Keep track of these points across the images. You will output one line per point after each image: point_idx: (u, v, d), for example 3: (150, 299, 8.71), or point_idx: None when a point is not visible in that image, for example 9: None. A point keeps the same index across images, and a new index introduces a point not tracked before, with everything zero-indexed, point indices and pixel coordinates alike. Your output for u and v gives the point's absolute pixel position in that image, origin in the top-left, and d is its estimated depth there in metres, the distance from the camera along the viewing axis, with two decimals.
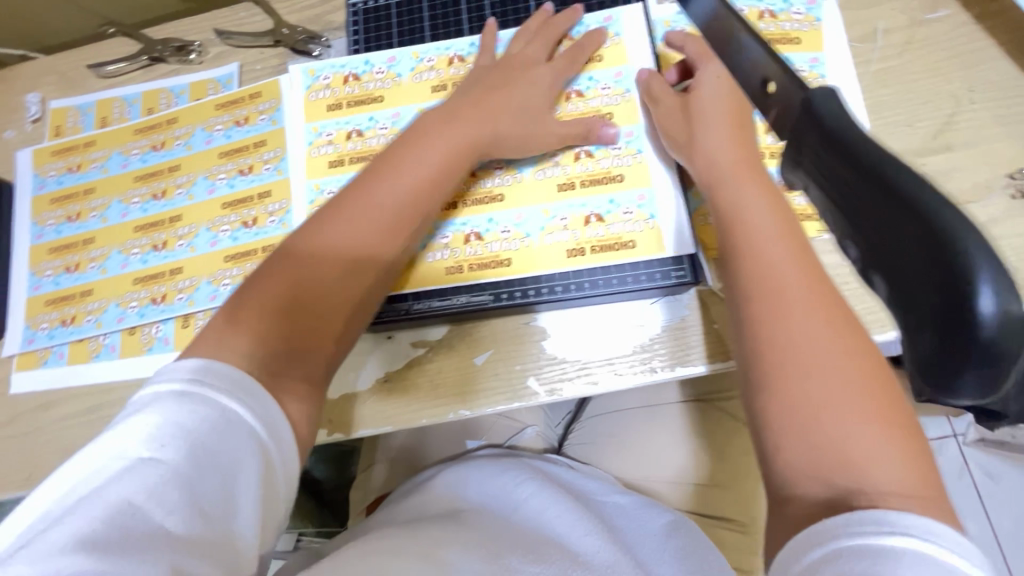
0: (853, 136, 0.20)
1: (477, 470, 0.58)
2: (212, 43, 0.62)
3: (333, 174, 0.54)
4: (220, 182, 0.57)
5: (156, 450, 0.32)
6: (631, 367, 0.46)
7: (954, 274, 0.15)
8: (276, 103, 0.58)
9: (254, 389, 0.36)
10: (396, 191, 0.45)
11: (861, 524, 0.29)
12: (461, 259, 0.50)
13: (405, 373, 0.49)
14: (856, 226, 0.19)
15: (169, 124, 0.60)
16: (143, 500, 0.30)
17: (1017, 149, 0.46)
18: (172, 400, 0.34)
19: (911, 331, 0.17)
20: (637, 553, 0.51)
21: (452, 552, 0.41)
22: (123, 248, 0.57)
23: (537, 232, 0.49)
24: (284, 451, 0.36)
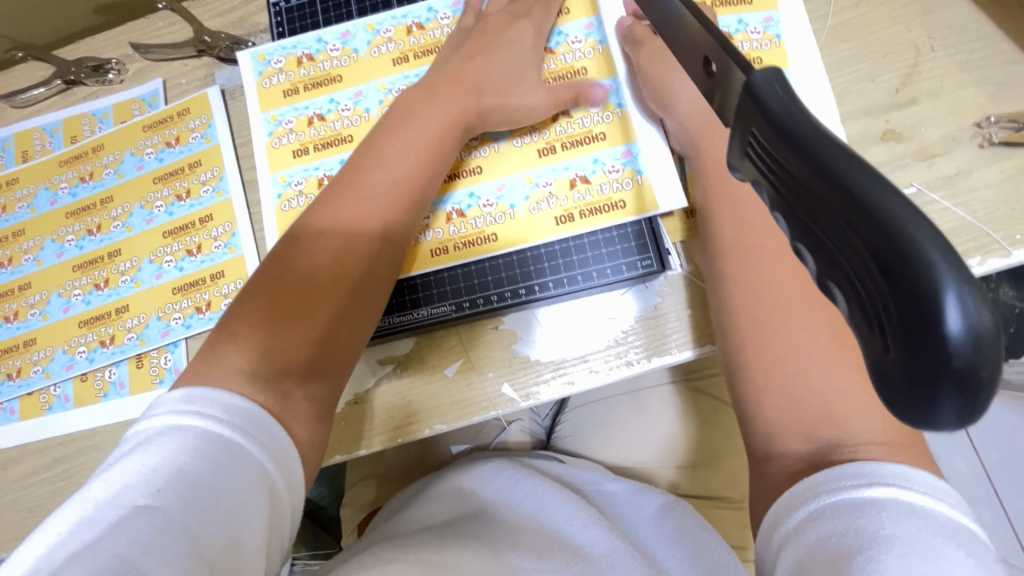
0: (800, 122, 0.18)
1: (471, 470, 0.56)
2: (131, 59, 0.57)
3: (298, 166, 0.49)
4: (158, 211, 0.53)
5: (152, 494, 0.30)
6: (606, 363, 0.45)
7: (919, 288, 0.14)
8: (207, 118, 0.54)
9: (257, 419, 0.35)
10: (370, 189, 0.43)
11: (839, 480, 0.28)
12: (444, 239, 0.47)
13: (374, 393, 0.47)
14: (811, 229, 0.17)
15: (96, 152, 0.56)
16: (138, 553, 0.27)
17: (982, 97, 0.44)
18: (170, 438, 0.32)
19: (876, 354, 0.15)
20: (643, 535, 0.49)
21: (454, 558, 0.40)
22: (63, 290, 0.53)
23: (521, 202, 0.47)
24: (289, 485, 0.35)
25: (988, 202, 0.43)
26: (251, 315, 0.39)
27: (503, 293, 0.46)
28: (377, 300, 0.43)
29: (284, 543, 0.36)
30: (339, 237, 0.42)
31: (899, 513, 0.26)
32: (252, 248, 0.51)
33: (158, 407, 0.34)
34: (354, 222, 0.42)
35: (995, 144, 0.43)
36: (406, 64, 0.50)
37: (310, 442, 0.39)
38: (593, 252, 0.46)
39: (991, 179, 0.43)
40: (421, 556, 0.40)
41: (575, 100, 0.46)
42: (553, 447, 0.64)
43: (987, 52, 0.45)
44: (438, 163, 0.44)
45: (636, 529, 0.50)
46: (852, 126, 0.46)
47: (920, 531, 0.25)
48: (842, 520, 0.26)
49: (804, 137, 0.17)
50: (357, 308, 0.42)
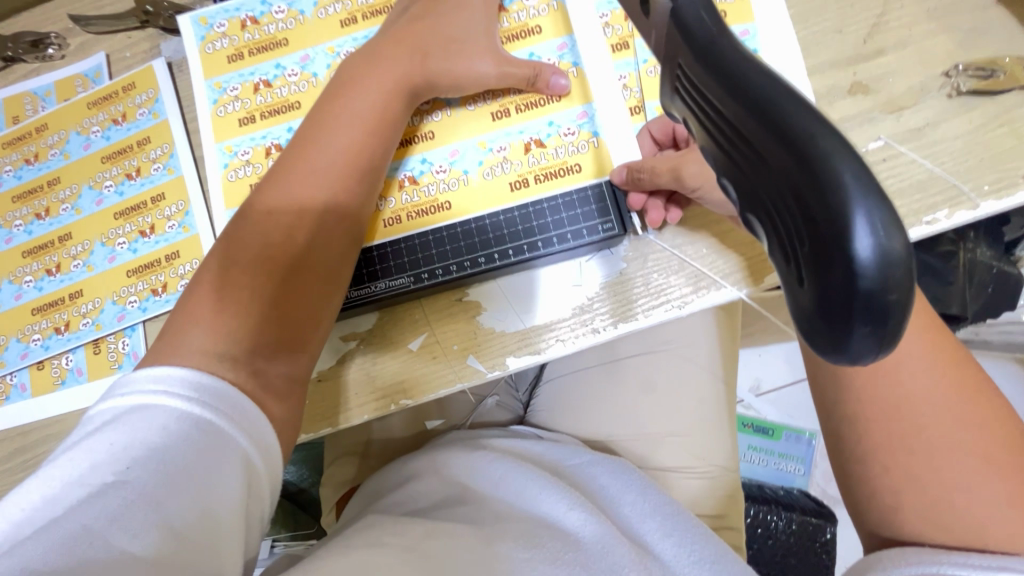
0: (718, 45, 0.17)
1: (459, 455, 0.54)
2: (71, 32, 0.54)
3: (244, 135, 0.47)
4: (107, 191, 0.51)
5: (121, 471, 0.29)
6: (573, 331, 0.44)
7: (828, 210, 0.13)
8: (154, 93, 0.52)
9: (226, 393, 0.34)
10: (321, 157, 0.41)
11: (969, 557, 0.31)
12: (401, 212, 0.46)
13: (338, 370, 0.46)
14: (732, 162, 0.16)
15: (40, 132, 0.53)
16: (104, 525, 0.27)
17: (951, 44, 0.43)
18: (136, 415, 0.31)
19: (794, 287, 0.14)
20: (622, 510, 0.48)
21: (441, 545, 0.40)
22: (14, 278, 0.51)
23: (475, 167, 0.46)
24: (266, 460, 0.34)
25: (956, 153, 0.42)
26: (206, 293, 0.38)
27: (462, 262, 0.45)
28: (340, 272, 0.42)
29: (264, 516, 0.35)
30: (292, 209, 0.40)
31: None
32: (204, 225, 0.49)
33: (127, 385, 0.33)
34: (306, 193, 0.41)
35: (963, 93, 0.42)
36: (355, 26, 0.48)
37: (285, 419, 0.38)
38: (555, 216, 0.44)
39: (960, 128, 0.42)
40: (406, 541, 0.40)
41: (532, 79, 0.44)
42: (529, 421, 0.63)
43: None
44: (385, 125, 0.43)
45: (614, 503, 0.49)
46: (819, 80, 0.44)
47: None
48: None
49: (723, 62, 0.16)
50: (314, 281, 0.40)
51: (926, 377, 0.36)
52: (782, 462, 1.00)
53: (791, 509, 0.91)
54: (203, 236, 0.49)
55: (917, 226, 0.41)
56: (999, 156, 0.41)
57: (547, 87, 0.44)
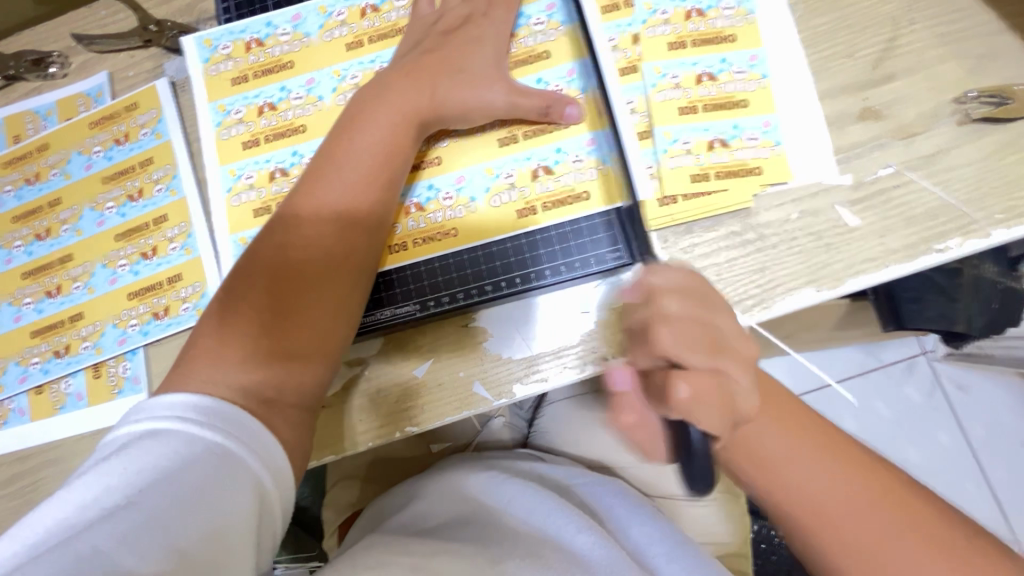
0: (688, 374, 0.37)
1: (469, 475, 0.53)
2: (74, 51, 0.54)
3: (249, 159, 0.47)
4: (109, 212, 0.51)
5: (131, 494, 0.29)
6: (580, 359, 0.43)
7: None
8: (157, 113, 0.51)
9: (236, 418, 0.34)
10: (331, 188, 0.41)
11: None
12: (408, 241, 0.45)
13: (343, 396, 0.45)
14: None
15: (40, 152, 0.53)
16: (112, 547, 0.27)
17: (962, 70, 0.43)
18: (149, 437, 0.32)
19: None
20: (629, 533, 0.48)
21: (446, 563, 0.39)
22: (13, 299, 0.51)
23: (481, 194, 0.45)
24: (277, 481, 0.34)
25: (968, 180, 0.41)
26: (220, 320, 0.38)
27: (468, 290, 0.44)
28: (350, 299, 0.41)
29: (274, 538, 0.34)
30: (303, 238, 0.40)
31: None
32: (208, 247, 0.48)
33: (141, 410, 0.33)
34: (316, 223, 0.41)
35: (975, 120, 0.42)
36: (361, 50, 0.47)
37: (296, 443, 0.37)
38: (563, 244, 0.44)
39: (971, 156, 0.42)
40: (415, 560, 0.40)
41: (546, 111, 0.44)
42: (532, 443, 0.62)
43: (965, 25, 0.44)
44: (395, 155, 0.42)
45: (621, 523, 0.49)
46: (829, 105, 0.44)
47: None
48: None
49: None
50: (324, 309, 0.39)
51: None
52: None
53: None
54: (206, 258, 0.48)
55: (930, 255, 0.41)
56: (1010, 184, 0.41)
57: (561, 118, 0.44)
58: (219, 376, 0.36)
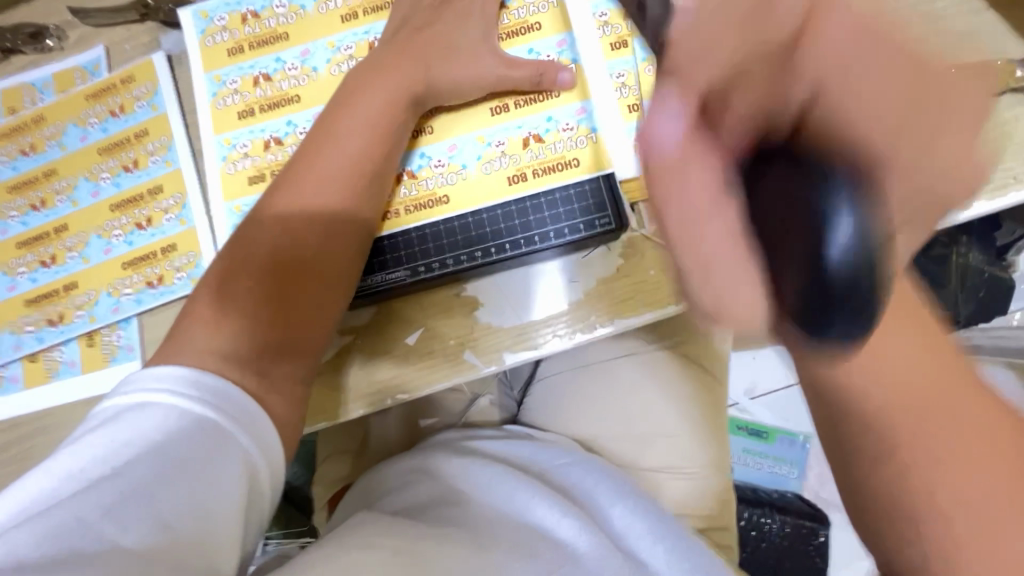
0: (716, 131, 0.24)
1: (451, 459, 0.54)
2: (70, 25, 0.54)
3: (244, 127, 0.48)
4: (104, 183, 0.51)
5: (119, 465, 0.30)
6: (569, 328, 0.44)
7: None
8: (153, 86, 0.52)
9: (226, 392, 0.34)
10: (323, 164, 0.42)
11: None
12: (400, 207, 0.46)
13: (335, 364, 0.46)
14: None
15: (36, 124, 0.53)
16: (98, 517, 0.27)
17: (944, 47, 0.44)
18: (138, 410, 0.32)
19: None
20: (613, 517, 0.48)
21: (432, 548, 0.40)
22: (8, 269, 0.51)
23: (473, 162, 0.46)
24: (267, 459, 0.35)
25: None
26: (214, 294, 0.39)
27: (459, 256, 0.45)
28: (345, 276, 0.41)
29: (263, 517, 0.35)
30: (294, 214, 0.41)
31: None
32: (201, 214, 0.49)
33: (130, 383, 0.34)
34: (306, 201, 0.41)
35: None
36: (355, 23, 0.48)
37: (284, 416, 0.38)
38: (551, 212, 0.45)
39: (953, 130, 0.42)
40: (399, 542, 0.40)
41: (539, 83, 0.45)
42: (521, 420, 0.63)
43: (948, 4, 0.44)
44: (388, 131, 0.43)
45: (602, 508, 0.48)
46: None
47: None
48: None
49: None
50: (321, 284, 0.40)
51: None
52: (776, 466, 0.99)
53: (785, 512, 0.94)
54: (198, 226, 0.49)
55: None
56: (991, 158, 0.42)
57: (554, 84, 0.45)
58: (211, 346, 0.36)
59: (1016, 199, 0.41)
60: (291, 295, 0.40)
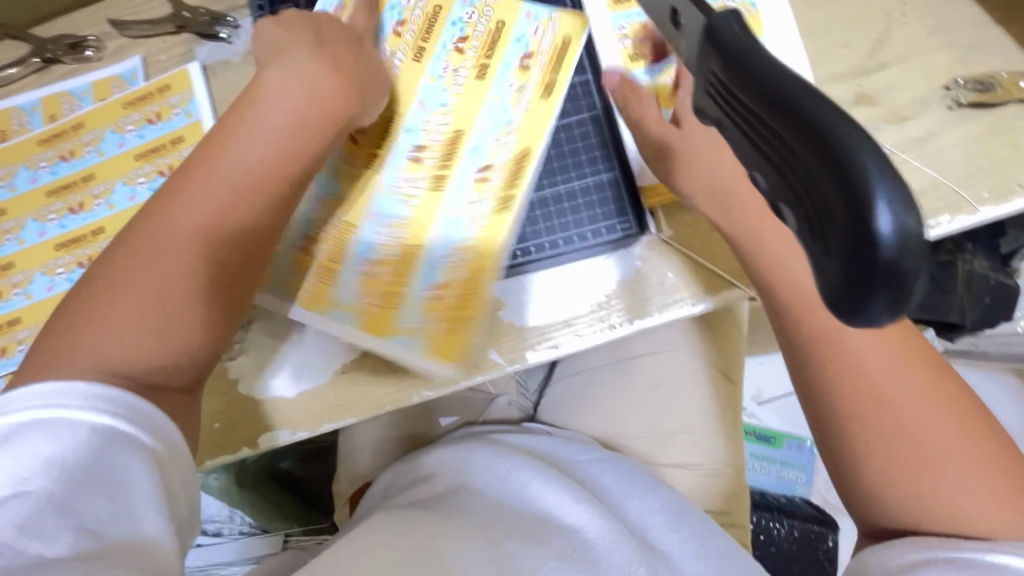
0: (750, 56, 0.19)
1: (469, 450, 0.55)
2: (109, 36, 0.57)
3: (324, 185, 0.47)
4: (141, 187, 0.53)
5: (18, 482, 0.29)
6: (590, 327, 0.46)
7: (856, 199, 0.15)
8: (188, 94, 0.54)
9: (128, 401, 0.32)
10: (218, 180, 0.37)
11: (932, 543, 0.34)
12: (487, 208, 0.46)
13: (362, 362, 0.47)
14: (768, 157, 0.18)
15: (75, 130, 0.55)
16: (15, 535, 0.28)
17: (950, 60, 0.46)
18: (24, 426, 0.30)
19: (821, 260, 0.16)
20: (629, 509, 0.49)
21: (451, 544, 0.41)
22: (46, 269, 0.53)
23: (511, 114, 0.48)
24: (175, 458, 0.33)
25: (956, 161, 0.44)
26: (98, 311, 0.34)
27: (555, 237, 0.47)
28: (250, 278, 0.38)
29: (194, 503, 0.35)
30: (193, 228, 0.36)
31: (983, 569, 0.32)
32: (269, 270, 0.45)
33: (1, 408, 0.30)
34: (211, 213, 0.37)
35: (963, 106, 0.45)
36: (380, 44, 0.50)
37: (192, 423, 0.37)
38: (580, 128, 0.49)
39: (960, 138, 0.44)
40: (417, 540, 0.41)
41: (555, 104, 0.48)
42: (539, 419, 0.65)
43: (953, 18, 0.46)
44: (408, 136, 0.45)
45: (619, 502, 0.50)
46: (827, 90, 0.46)
47: None
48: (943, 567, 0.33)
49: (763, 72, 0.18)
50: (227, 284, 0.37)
51: (923, 376, 0.38)
52: (783, 471, 1.00)
53: (793, 516, 0.94)
54: (265, 282, 0.45)
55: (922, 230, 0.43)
56: (997, 165, 0.43)
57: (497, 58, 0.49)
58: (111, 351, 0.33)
59: (1021, 205, 0.43)
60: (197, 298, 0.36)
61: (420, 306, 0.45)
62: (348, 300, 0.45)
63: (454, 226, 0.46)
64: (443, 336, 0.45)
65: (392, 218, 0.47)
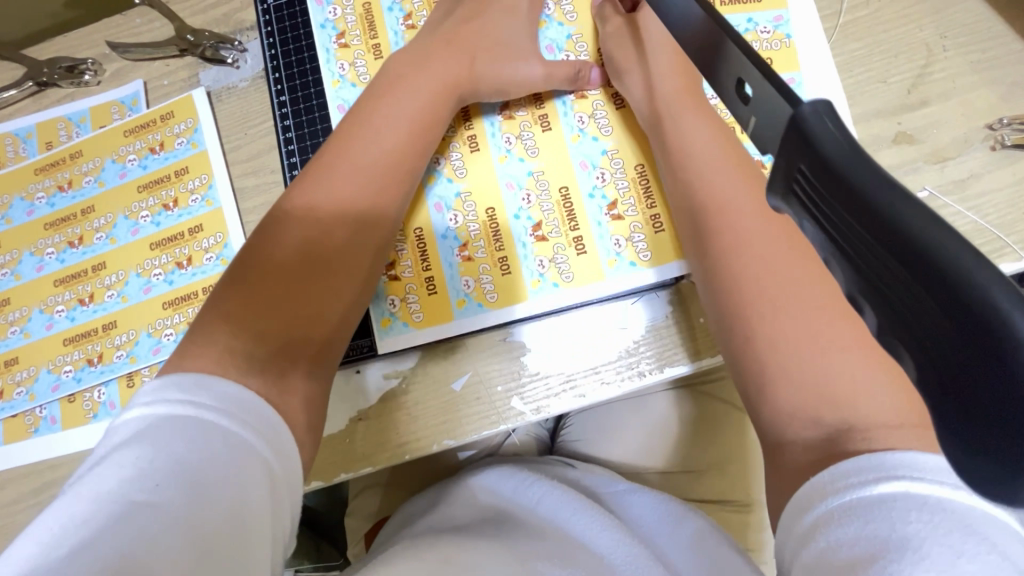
0: (856, 173, 0.17)
1: (484, 474, 0.54)
2: (108, 58, 0.54)
3: (447, 187, 0.48)
4: (144, 221, 0.51)
5: (150, 488, 0.28)
6: (617, 375, 0.44)
7: (1009, 369, 0.14)
8: (193, 122, 0.51)
9: (250, 405, 0.32)
10: (312, 204, 0.41)
11: (844, 478, 0.28)
12: (606, 112, 0.48)
13: (383, 409, 0.45)
14: (881, 293, 0.17)
15: (73, 159, 0.52)
16: (142, 547, 0.25)
17: (994, 97, 0.44)
18: (162, 424, 0.30)
19: (955, 421, 0.15)
20: (657, 540, 0.48)
21: (476, 556, 0.39)
22: (45, 306, 0.51)
23: (569, 36, 0.51)
24: (289, 475, 0.33)
25: (1000, 205, 0.42)
26: (234, 312, 0.37)
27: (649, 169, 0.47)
28: (349, 270, 0.41)
29: (285, 546, 0.33)
30: (280, 240, 0.39)
31: (907, 508, 0.25)
32: (444, 286, 0.46)
33: (148, 396, 0.31)
34: (297, 221, 0.40)
35: (1007, 147, 0.43)
36: (385, 49, 0.51)
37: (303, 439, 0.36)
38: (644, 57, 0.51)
39: (1003, 181, 0.43)
40: (440, 555, 0.39)
41: (574, 76, 0.47)
42: (558, 450, 0.63)
43: (998, 53, 0.45)
44: (428, 136, 0.45)
45: (646, 532, 0.49)
46: (864, 128, 0.45)
47: (926, 527, 0.24)
48: (846, 524, 0.26)
49: (869, 194, 0.17)
50: (332, 278, 0.40)
51: None
52: None
53: None
54: (449, 296, 0.46)
55: None
56: None
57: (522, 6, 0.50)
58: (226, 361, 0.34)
59: None
60: (308, 291, 0.39)
61: (610, 230, 0.46)
62: (541, 268, 0.46)
63: (593, 147, 0.48)
64: (655, 241, 0.45)
65: (533, 175, 0.47)
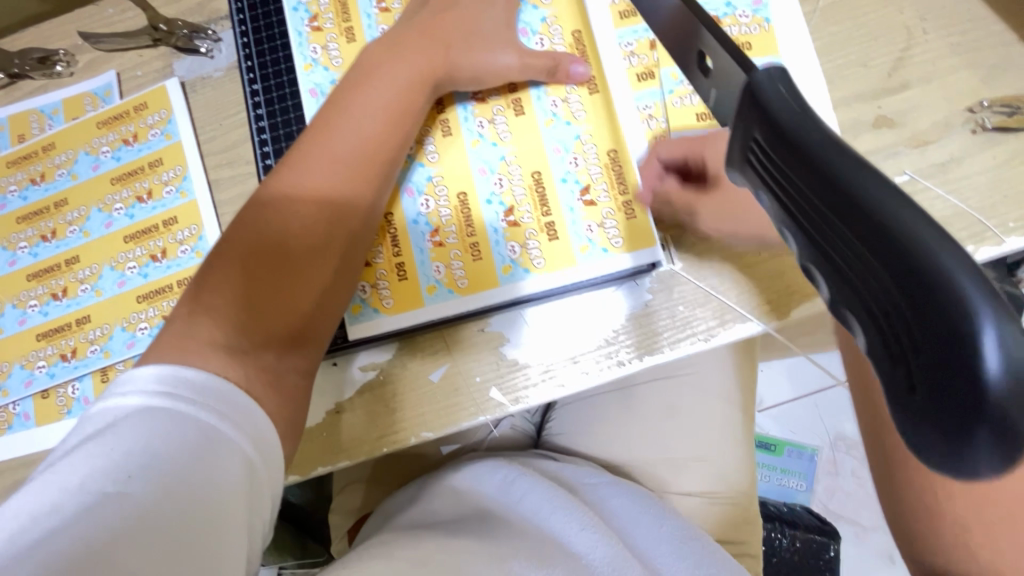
0: (808, 141, 0.17)
1: (466, 468, 0.53)
2: (80, 49, 0.53)
3: (420, 172, 0.47)
4: (117, 213, 0.50)
5: (122, 480, 0.27)
6: (597, 363, 0.44)
7: (954, 333, 0.15)
8: (167, 113, 0.51)
9: (228, 396, 0.32)
10: (285, 189, 0.40)
11: None
12: (579, 97, 0.47)
13: (360, 401, 0.45)
14: (835, 262, 0.18)
15: (46, 151, 0.52)
16: (110, 541, 0.25)
17: (975, 80, 0.43)
18: (138, 415, 0.29)
19: (901, 387, 0.16)
20: (636, 538, 0.47)
21: (454, 559, 0.38)
22: (17, 301, 0.50)
23: (543, 17, 0.49)
24: (269, 468, 0.32)
25: (980, 188, 0.42)
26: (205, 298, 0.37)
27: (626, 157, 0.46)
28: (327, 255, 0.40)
29: (264, 539, 0.33)
30: (251, 226, 0.39)
31: None
32: (415, 273, 0.45)
33: (126, 384, 0.31)
34: (270, 206, 0.39)
35: (988, 129, 0.42)
36: (358, 34, 0.50)
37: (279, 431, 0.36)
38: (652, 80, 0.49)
39: (984, 164, 0.42)
40: (418, 555, 0.38)
41: (552, 67, 0.46)
42: (545, 443, 0.62)
43: (979, 35, 0.44)
44: (406, 123, 0.44)
45: (627, 528, 0.48)
46: (845, 112, 0.44)
47: None
48: None
49: (823, 162, 0.17)
50: (306, 264, 0.39)
51: None
52: (785, 480, 0.86)
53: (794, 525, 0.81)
54: (419, 283, 0.45)
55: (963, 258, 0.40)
56: None
57: None
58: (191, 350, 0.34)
59: None
60: (277, 274, 0.38)
61: (582, 216, 0.45)
62: (512, 254, 0.45)
63: (566, 132, 0.47)
64: (629, 227, 0.44)
65: (505, 160, 0.47)
